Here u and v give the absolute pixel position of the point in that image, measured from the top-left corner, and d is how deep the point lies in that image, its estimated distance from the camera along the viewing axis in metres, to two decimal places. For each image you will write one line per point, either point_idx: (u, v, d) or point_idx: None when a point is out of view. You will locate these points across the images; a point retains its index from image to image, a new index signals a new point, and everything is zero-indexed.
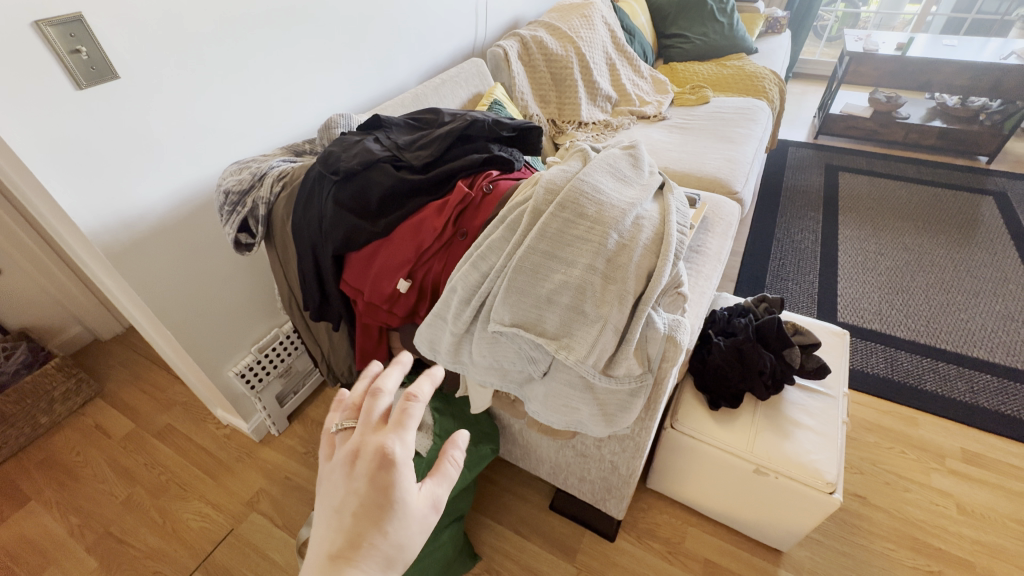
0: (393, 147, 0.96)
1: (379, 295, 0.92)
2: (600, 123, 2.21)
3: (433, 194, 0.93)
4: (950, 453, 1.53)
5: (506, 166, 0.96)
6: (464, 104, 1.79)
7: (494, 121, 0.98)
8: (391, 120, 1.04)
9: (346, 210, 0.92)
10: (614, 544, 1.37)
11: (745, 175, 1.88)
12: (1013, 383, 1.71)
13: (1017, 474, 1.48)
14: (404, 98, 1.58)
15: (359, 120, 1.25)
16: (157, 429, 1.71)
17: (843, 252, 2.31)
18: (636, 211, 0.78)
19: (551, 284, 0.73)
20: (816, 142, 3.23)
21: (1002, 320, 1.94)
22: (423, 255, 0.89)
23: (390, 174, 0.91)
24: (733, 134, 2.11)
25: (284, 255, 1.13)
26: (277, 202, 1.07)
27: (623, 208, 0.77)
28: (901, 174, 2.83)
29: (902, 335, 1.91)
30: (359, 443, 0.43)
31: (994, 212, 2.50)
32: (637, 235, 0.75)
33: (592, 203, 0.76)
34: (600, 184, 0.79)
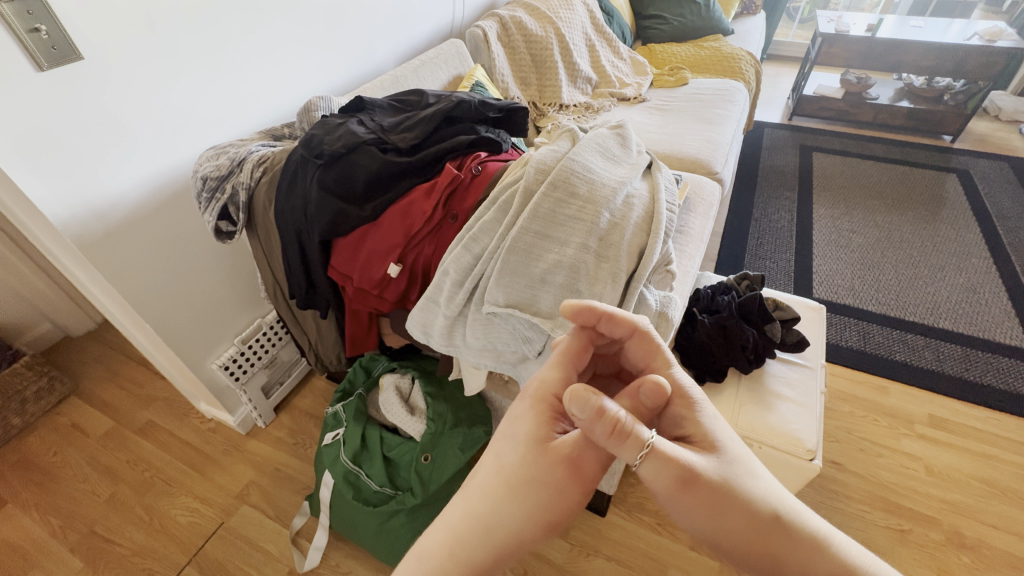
0: (378, 129, 0.94)
1: (369, 280, 0.91)
2: (582, 105, 2.20)
3: (421, 177, 0.91)
4: (919, 419, 1.61)
5: (494, 148, 0.96)
6: (444, 86, 1.76)
7: (480, 101, 0.97)
8: (374, 101, 1.01)
9: (331, 195, 0.90)
10: (605, 518, 1.40)
11: (724, 156, 1.91)
12: (976, 351, 1.80)
13: (979, 435, 1.57)
14: (383, 81, 1.55)
15: (340, 102, 1.22)
16: (139, 426, 1.67)
17: (817, 231, 2.37)
18: (626, 190, 0.79)
19: (545, 264, 0.73)
20: (790, 123, 3.29)
21: (965, 292, 2.04)
22: (413, 239, 0.89)
23: (376, 157, 0.90)
24: (712, 115, 2.13)
25: (266, 243, 1.11)
26: (258, 188, 1.04)
27: (613, 187, 0.77)
28: (871, 154, 2.92)
29: (874, 309, 1.99)
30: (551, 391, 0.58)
31: (958, 189, 2.60)
32: (628, 214, 0.76)
33: (583, 182, 0.76)
34: (589, 164, 0.79)
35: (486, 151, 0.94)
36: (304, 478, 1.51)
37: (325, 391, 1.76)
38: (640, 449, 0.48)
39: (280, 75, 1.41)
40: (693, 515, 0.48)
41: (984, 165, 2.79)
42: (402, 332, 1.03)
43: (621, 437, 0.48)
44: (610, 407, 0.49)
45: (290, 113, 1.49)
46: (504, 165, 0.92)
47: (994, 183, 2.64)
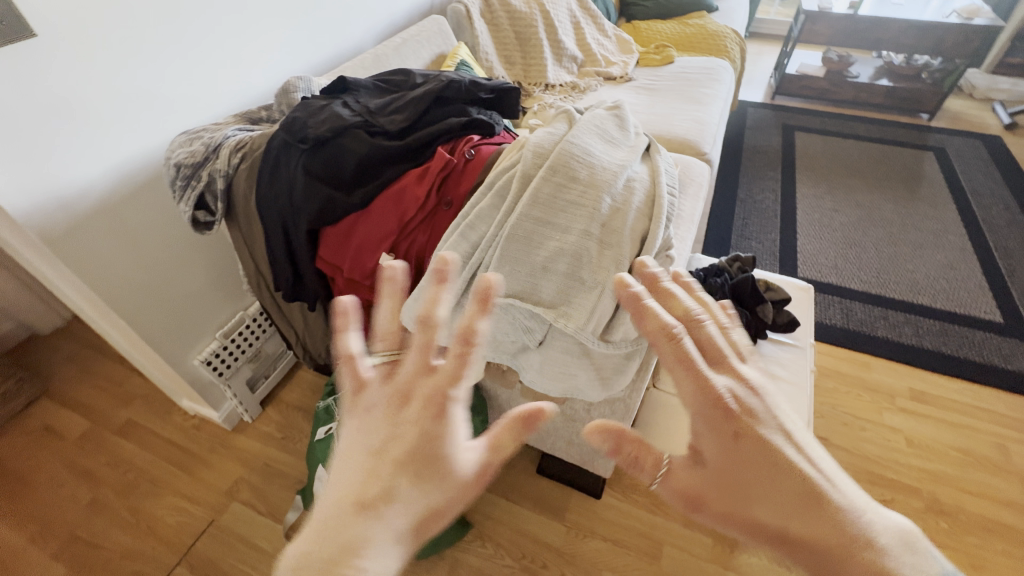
0: (365, 111, 0.90)
1: (360, 271, 0.88)
2: (567, 85, 2.15)
3: (412, 162, 0.87)
4: (900, 393, 1.66)
5: (488, 130, 0.92)
6: (427, 65, 1.70)
7: (471, 82, 0.93)
8: (358, 82, 0.96)
9: (318, 182, 0.85)
10: (600, 500, 1.42)
11: (712, 136, 1.90)
12: (953, 326, 1.86)
13: (957, 407, 1.62)
14: (363, 60, 1.48)
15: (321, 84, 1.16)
16: (118, 426, 1.61)
17: (801, 211, 2.40)
18: (627, 173, 0.76)
19: (546, 252, 0.71)
20: (773, 102, 3.29)
21: (942, 269, 2.09)
22: (405, 227, 0.85)
23: (364, 141, 0.85)
24: (699, 94, 2.11)
25: (248, 233, 1.05)
26: (237, 175, 0.99)
27: (613, 170, 0.75)
28: (852, 133, 2.95)
29: (856, 287, 2.03)
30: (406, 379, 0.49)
31: (935, 167, 2.66)
32: (631, 198, 0.74)
33: (584, 165, 0.74)
34: (588, 147, 0.77)
35: (480, 134, 0.91)
36: (295, 473, 1.48)
37: (313, 383, 1.72)
38: (657, 472, 0.50)
39: (252, 54, 1.33)
40: (780, 509, 0.47)
41: (960, 143, 2.84)
42: None
43: (638, 467, 0.49)
44: (630, 440, 0.48)
45: (265, 94, 1.41)
46: (499, 149, 0.88)
47: (969, 161, 2.70)
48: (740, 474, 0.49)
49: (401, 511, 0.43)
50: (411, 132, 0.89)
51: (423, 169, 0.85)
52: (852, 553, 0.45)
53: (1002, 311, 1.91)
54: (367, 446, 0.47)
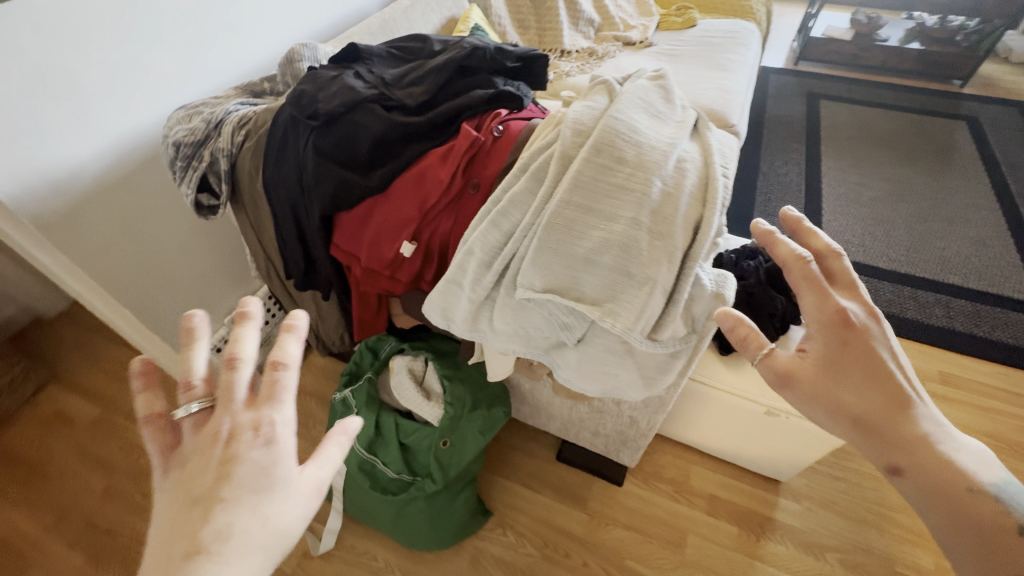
0: (380, 83, 0.81)
1: (379, 260, 0.82)
2: (584, 51, 2.02)
3: (433, 139, 0.79)
4: (929, 377, 1.61)
5: (516, 102, 0.83)
6: (437, 31, 1.58)
7: (496, 48, 0.84)
8: (371, 49, 0.87)
9: (331, 163, 0.78)
10: (622, 488, 1.39)
11: (739, 106, 1.78)
12: (985, 307, 1.79)
13: (989, 392, 1.57)
14: (370, 25, 1.37)
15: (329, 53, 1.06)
16: (128, 412, 1.58)
17: (826, 185, 2.30)
18: (677, 153, 0.68)
19: (589, 243, 0.64)
20: (796, 68, 3.13)
21: (974, 246, 2.00)
22: (427, 212, 0.78)
23: (381, 117, 0.77)
24: (724, 60, 1.97)
25: (255, 217, 0.98)
26: (242, 155, 0.91)
27: (663, 150, 0.67)
28: (879, 101, 2.80)
29: (885, 266, 1.95)
30: (224, 421, 0.43)
31: (967, 138, 2.53)
32: (683, 182, 0.66)
33: (630, 145, 0.66)
34: (634, 123, 0.68)
35: (507, 108, 0.82)
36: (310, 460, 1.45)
37: (325, 368, 1.68)
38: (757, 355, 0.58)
39: (250, 17, 1.22)
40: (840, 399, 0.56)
41: (993, 112, 2.70)
42: (416, 314, 0.94)
43: (742, 347, 0.58)
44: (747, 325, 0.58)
45: (265, 63, 1.31)
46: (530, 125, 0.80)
47: (1003, 131, 2.57)
48: (840, 365, 0.56)
49: (240, 552, 0.38)
50: (431, 105, 0.81)
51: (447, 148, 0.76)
52: (909, 445, 0.53)
53: None
54: (183, 487, 0.41)
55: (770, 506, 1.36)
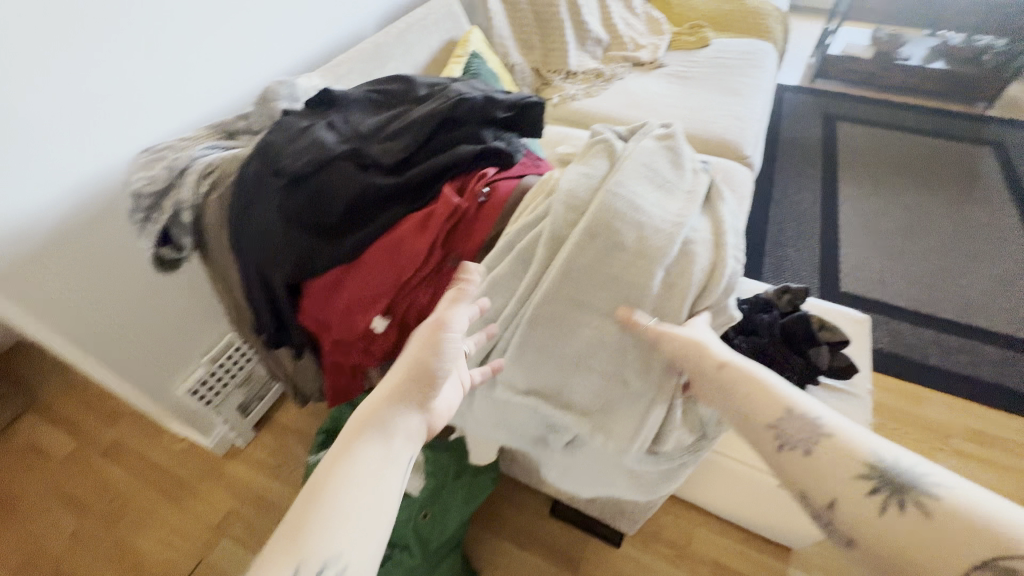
0: (353, 136, 0.73)
1: (350, 333, 0.73)
2: (592, 73, 1.93)
3: (410, 202, 0.70)
4: (953, 433, 1.50)
5: (506, 159, 0.74)
6: (435, 54, 1.49)
7: (485, 97, 0.75)
8: (348, 95, 0.79)
9: (298, 227, 0.70)
10: (619, 550, 1.30)
11: (753, 135, 1.68)
12: (1013, 354, 1.68)
13: (1018, 451, 1.46)
14: (361, 51, 1.29)
15: (311, 89, 0.98)
16: (104, 446, 1.51)
17: (843, 214, 2.19)
18: (685, 233, 0.58)
19: (581, 343, 0.57)
20: (812, 86, 3.01)
21: (1002, 285, 1.89)
22: (403, 285, 0.69)
23: (352, 178, 0.68)
24: (739, 85, 1.87)
25: (224, 270, 0.90)
26: (206, 207, 0.83)
27: (668, 232, 0.57)
28: (900, 123, 2.69)
29: (905, 305, 1.84)
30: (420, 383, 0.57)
31: (993, 165, 2.41)
32: (690, 272, 0.57)
33: (631, 226, 0.56)
34: (636, 198, 0.59)
35: (495, 166, 0.73)
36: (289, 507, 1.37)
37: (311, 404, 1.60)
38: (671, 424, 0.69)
39: (232, 44, 1.15)
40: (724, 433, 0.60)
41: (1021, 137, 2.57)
42: None
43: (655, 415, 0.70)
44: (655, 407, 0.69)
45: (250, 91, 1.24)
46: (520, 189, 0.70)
47: None
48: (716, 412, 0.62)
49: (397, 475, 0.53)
50: (410, 162, 0.72)
51: (424, 217, 0.67)
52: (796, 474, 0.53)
53: None
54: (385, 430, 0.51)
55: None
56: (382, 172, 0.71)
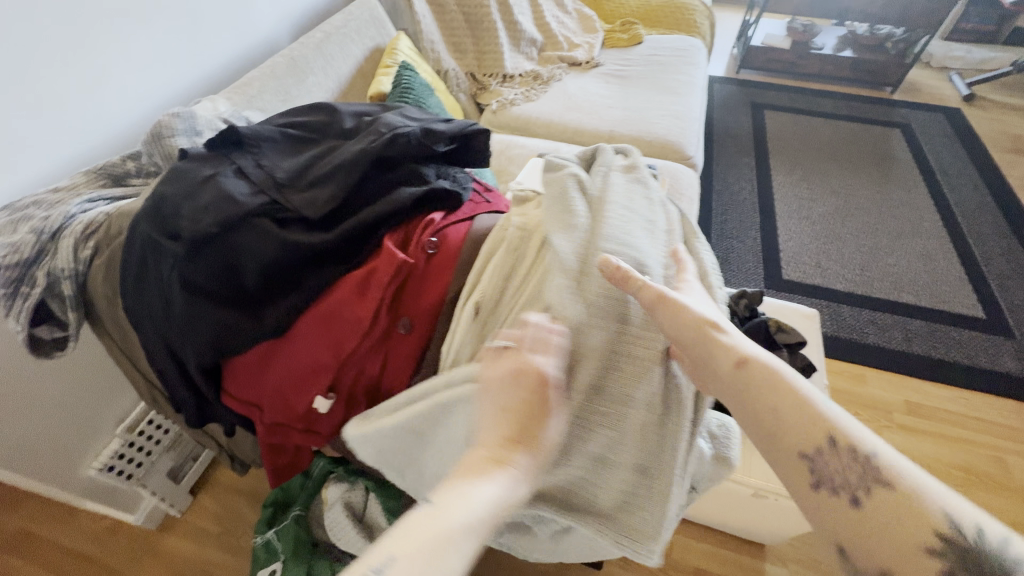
0: (269, 185, 0.62)
1: (289, 415, 0.63)
2: (529, 75, 1.86)
3: (345, 259, 0.61)
4: (896, 408, 1.59)
5: (453, 200, 0.65)
6: (360, 64, 1.37)
7: (422, 130, 0.66)
8: (258, 132, 0.67)
9: (209, 301, 0.58)
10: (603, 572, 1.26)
11: (694, 134, 1.69)
12: (939, 326, 1.80)
13: (953, 419, 1.56)
14: (275, 66, 1.15)
15: (218, 120, 0.85)
16: (3, 539, 1.28)
17: (779, 202, 2.27)
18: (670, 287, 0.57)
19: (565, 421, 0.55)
20: (738, 77, 3.11)
21: (922, 261, 2.02)
22: (345, 359, 0.59)
23: (270, 239, 0.58)
24: (674, 82, 1.88)
25: (124, 343, 0.75)
26: (93, 275, 0.69)
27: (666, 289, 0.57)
28: (820, 110, 2.83)
29: (842, 288, 1.93)
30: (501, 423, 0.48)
31: (903, 146, 2.59)
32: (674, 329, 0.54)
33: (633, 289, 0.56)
34: (637, 251, 0.59)
35: (441, 210, 0.65)
36: None
37: None
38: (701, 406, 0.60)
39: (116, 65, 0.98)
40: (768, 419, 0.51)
41: (924, 118, 2.78)
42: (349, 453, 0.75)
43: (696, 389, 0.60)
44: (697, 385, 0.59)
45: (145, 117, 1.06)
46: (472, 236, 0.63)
47: (934, 138, 2.65)
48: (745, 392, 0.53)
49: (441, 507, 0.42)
50: (340, 212, 0.62)
51: (364, 279, 0.58)
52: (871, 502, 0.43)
53: (984, 306, 1.87)
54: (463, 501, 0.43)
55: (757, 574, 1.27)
56: (307, 226, 0.60)
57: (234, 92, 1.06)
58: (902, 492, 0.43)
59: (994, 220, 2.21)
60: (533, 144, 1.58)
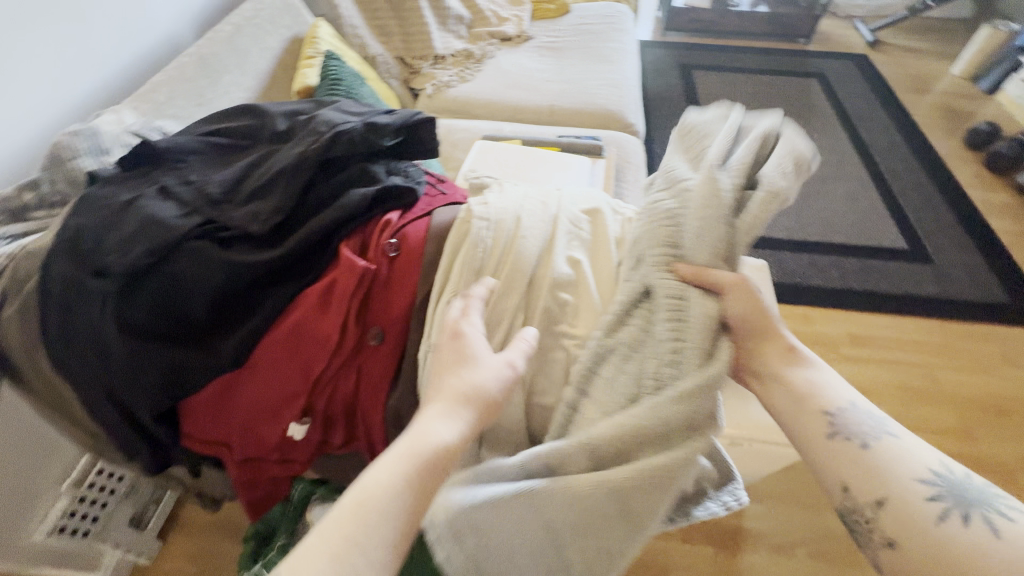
0: (200, 203, 0.56)
1: (263, 446, 0.58)
2: (460, 54, 1.80)
3: (300, 274, 0.56)
4: (841, 342, 1.71)
5: (407, 197, 0.61)
6: (279, 57, 1.26)
7: (364, 125, 0.61)
8: (177, 144, 0.60)
9: (153, 339, 0.52)
10: None
11: (633, 101, 1.70)
12: (870, 261, 1.94)
13: (890, 344, 1.71)
14: (183, 67, 1.04)
15: (126, 135, 0.76)
16: None
17: None
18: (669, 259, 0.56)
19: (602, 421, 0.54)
20: (664, 39, 3.16)
21: (848, 202, 2.17)
22: (315, 378, 0.55)
23: (211, 261, 0.52)
24: (606, 51, 1.87)
25: (56, 396, 0.67)
26: (5, 329, 0.60)
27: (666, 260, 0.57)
28: (743, 66, 2.93)
29: (782, 236, 2.04)
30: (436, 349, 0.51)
31: (821, 95, 2.73)
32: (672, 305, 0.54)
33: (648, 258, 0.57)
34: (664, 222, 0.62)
35: (396, 209, 0.61)
36: None
37: None
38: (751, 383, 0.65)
39: None
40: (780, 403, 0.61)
41: (835, 67, 2.95)
42: (333, 474, 0.72)
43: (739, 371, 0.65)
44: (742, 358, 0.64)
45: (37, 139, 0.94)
46: (435, 234, 0.60)
47: (846, 85, 2.82)
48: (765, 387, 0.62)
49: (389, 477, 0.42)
50: (287, 223, 0.57)
51: (324, 293, 0.54)
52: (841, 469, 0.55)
53: (905, 237, 2.03)
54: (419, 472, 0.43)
55: (738, 515, 1.34)
56: (251, 243, 0.55)
57: (140, 100, 0.95)
58: (895, 452, 0.53)
59: (905, 156, 2.40)
60: (474, 126, 1.53)
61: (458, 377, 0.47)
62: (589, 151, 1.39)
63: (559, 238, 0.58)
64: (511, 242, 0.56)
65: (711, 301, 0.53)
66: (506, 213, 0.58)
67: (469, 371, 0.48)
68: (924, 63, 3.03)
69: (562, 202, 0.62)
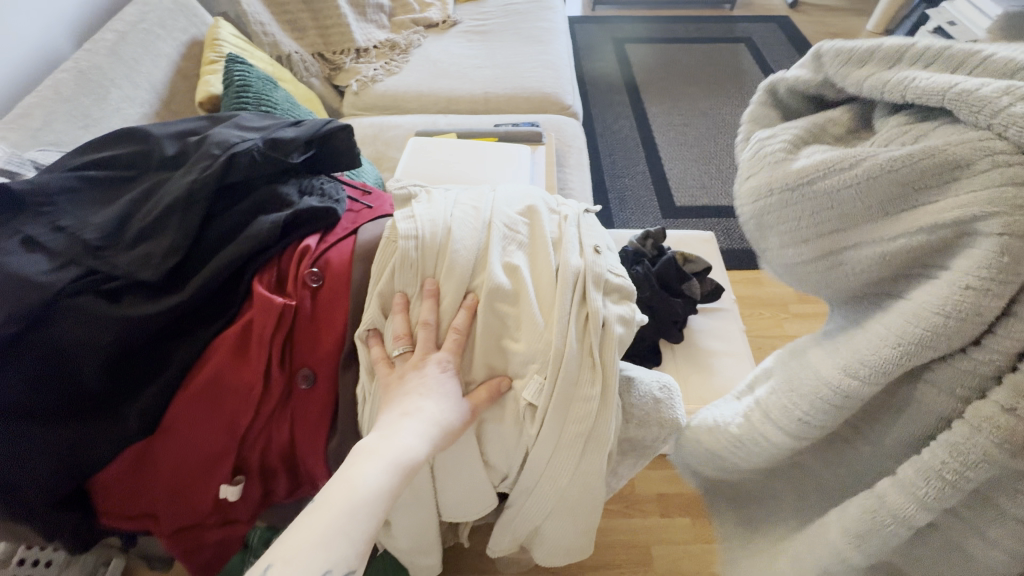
0: (76, 252, 0.48)
1: (196, 513, 0.52)
2: (384, 45, 1.70)
3: (210, 320, 0.50)
4: (790, 300, 1.78)
5: (326, 218, 0.55)
6: (178, 64, 1.14)
7: (267, 141, 0.55)
8: (41, 183, 0.51)
9: (39, 415, 0.45)
10: None
11: (568, 81, 1.66)
12: None
13: None
14: (60, 86, 0.92)
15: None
16: None
17: (658, 133, 2.36)
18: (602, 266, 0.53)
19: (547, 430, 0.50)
20: (595, 13, 3.13)
21: None
22: (243, 435, 0.49)
23: (100, 320, 0.45)
24: (536, 31, 1.82)
25: None
26: None
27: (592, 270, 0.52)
28: (674, 35, 2.95)
29: (726, 203, 2.08)
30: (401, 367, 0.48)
31: (750, 59, 2.79)
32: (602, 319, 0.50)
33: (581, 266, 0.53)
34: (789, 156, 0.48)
35: (315, 233, 0.54)
36: None
37: None
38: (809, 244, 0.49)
39: None
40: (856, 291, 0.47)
41: (761, 30, 3.01)
42: (288, 521, 0.65)
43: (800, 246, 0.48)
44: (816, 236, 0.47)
45: None
46: (361, 256, 0.54)
47: (773, 47, 2.89)
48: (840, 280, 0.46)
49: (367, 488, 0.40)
50: (188, 263, 0.50)
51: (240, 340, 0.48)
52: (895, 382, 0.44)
53: None
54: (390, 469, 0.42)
55: None
56: (148, 292, 0.48)
57: (10, 127, 0.83)
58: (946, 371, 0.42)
59: None
60: (407, 122, 1.46)
61: (439, 402, 0.45)
62: (529, 138, 1.35)
63: (494, 245, 0.52)
64: (443, 255, 0.51)
65: (625, 324, 0.51)
66: (434, 224, 0.52)
67: (448, 407, 0.45)
68: (842, 21, 3.14)
69: (497, 205, 0.57)
